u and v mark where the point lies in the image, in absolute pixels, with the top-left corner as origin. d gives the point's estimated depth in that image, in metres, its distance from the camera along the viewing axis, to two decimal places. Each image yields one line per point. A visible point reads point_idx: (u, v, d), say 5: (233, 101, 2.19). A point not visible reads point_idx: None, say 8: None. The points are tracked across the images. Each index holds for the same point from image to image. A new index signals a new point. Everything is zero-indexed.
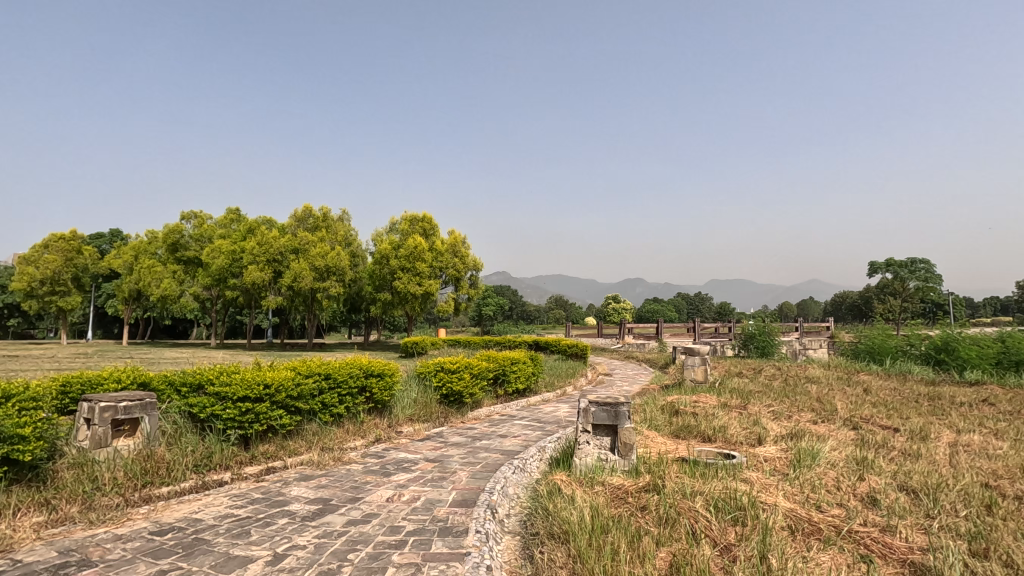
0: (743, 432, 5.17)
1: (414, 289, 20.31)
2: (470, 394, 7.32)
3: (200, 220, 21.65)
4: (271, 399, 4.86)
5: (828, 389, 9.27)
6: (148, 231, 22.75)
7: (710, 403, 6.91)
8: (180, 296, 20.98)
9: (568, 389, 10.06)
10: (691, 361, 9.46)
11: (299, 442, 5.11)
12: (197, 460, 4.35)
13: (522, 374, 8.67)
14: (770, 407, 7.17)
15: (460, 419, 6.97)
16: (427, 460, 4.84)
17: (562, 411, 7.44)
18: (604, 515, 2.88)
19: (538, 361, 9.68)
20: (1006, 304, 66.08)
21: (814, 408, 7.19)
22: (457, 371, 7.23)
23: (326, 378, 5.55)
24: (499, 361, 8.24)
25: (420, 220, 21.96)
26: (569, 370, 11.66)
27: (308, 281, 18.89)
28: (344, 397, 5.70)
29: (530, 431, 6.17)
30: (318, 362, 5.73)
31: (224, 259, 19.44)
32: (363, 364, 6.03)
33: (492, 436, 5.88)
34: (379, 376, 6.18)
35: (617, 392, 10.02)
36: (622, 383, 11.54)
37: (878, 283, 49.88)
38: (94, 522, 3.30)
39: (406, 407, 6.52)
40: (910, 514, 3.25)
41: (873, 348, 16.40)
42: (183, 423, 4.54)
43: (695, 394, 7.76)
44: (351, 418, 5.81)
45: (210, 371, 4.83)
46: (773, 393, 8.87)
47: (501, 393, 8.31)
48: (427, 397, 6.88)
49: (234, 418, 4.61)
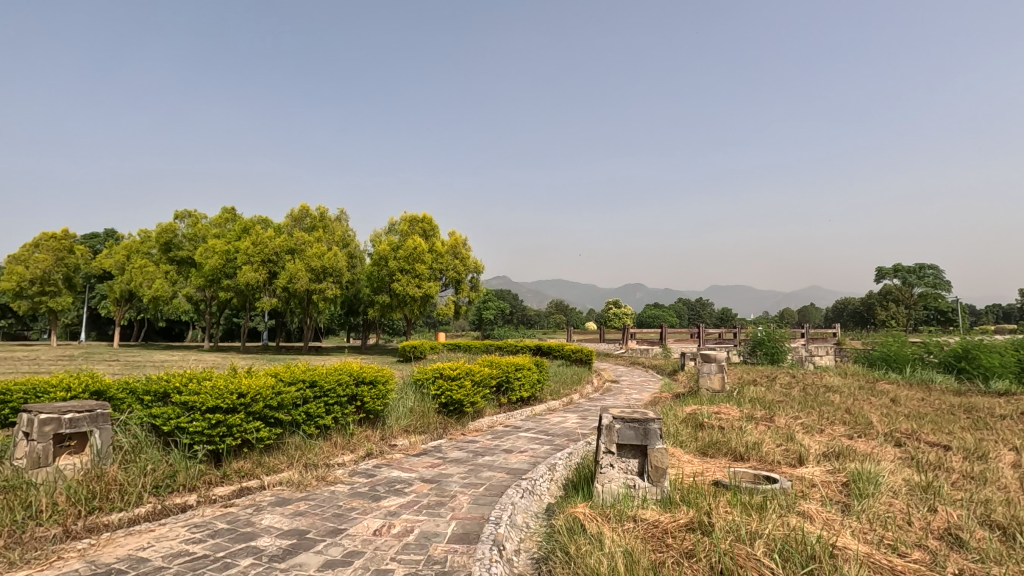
0: (779, 451, 4.59)
1: (413, 291, 19.75)
2: (471, 403, 6.73)
3: (193, 219, 21.10)
4: (247, 410, 4.28)
5: (853, 400, 8.67)
6: (141, 231, 22.22)
7: (734, 415, 6.33)
8: (173, 297, 20.43)
9: (574, 398, 9.50)
10: (707, 367, 8.87)
11: (278, 459, 4.53)
12: (157, 481, 3.77)
13: (527, 381, 8.11)
14: (798, 419, 6.60)
15: (461, 430, 6.39)
16: (423, 481, 4.25)
17: (571, 423, 6.86)
18: (642, 562, 2.30)
19: (543, 367, 9.12)
20: (1010, 311, 65.40)
21: (845, 421, 6.60)
22: (458, 378, 6.65)
23: (312, 386, 4.97)
24: (503, 367, 7.68)
25: (420, 221, 21.44)
26: (574, 377, 11.08)
27: (304, 282, 18.32)
28: (332, 407, 5.13)
29: (538, 445, 5.58)
30: (302, 368, 5.15)
31: (217, 259, 18.90)
32: (353, 370, 5.45)
33: (495, 451, 5.29)
34: (372, 384, 5.60)
35: (626, 401, 9.43)
36: (631, 391, 10.98)
37: (882, 290, 49.18)
38: (15, 562, 2.71)
39: (401, 417, 5.95)
40: (1009, 559, 2.67)
41: (888, 355, 15.79)
42: (145, 437, 3.97)
43: (715, 405, 7.18)
44: (339, 431, 5.24)
45: (176, 378, 4.25)
46: (795, 403, 8.27)
47: (504, 402, 7.74)
48: (425, 406, 6.31)
49: (203, 431, 4.04)
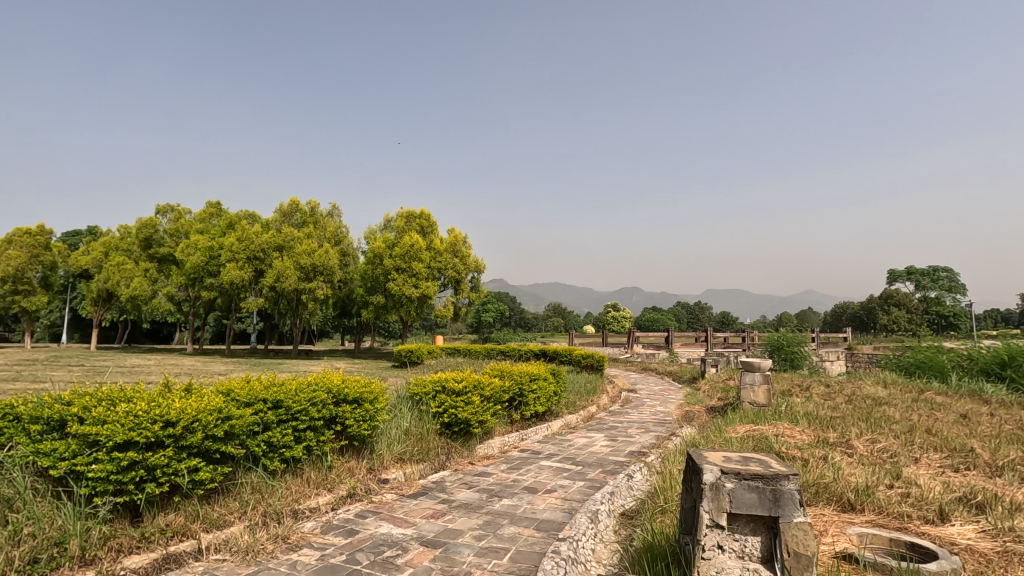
0: (903, 499, 3.43)
1: (409, 291, 18.58)
2: (479, 423, 5.55)
3: (177, 214, 19.86)
4: (178, 444, 3.08)
5: (917, 416, 7.50)
6: (121, 226, 20.97)
7: (804, 440, 5.15)
8: (152, 297, 19.11)
9: (593, 411, 8.34)
10: (749, 379, 7.59)
11: (225, 508, 3.35)
12: (34, 553, 2.58)
13: (543, 394, 6.93)
14: (877, 443, 5.44)
15: (467, 458, 5.22)
16: (423, 545, 3.05)
17: (599, 447, 5.69)
18: None
19: (559, 376, 7.95)
20: (1009, 315, 64.68)
21: (934, 446, 5.42)
22: (463, 394, 5.49)
23: (274, 408, 3.78)
24: (515, 378, 6.51)
25: (417, 217, 20.27)
26: (590, 386, 9.88)
27: (292, 281, 17.12)
28: (305, 433, 3.95)
29: (568, 481, 4.36)
30: (264, 384, 3.97)
31: (199, 256, 17.73)
32: (332, 385, 4.24)
33: (515, 491, 4.09)
34: (356, 403, 4.38)
35: (653, 415, 8.23)
36: (655, 403, 9.80)
37: (884, 293, 48.48)
38: None
39: (394, 442, 4.76)
40: None
41: (921, 363, 14.66)
42: (23, 486, 2.77)
43: (770, 424, 6.03)
44: (312, 465, 4.06)
45: (79, 402, 3.06)
46: (855, 419, 7.08)
47: (517, 419, 6.56)
48: (423, 427, 5.14)
49: (109, 477, 2.83)
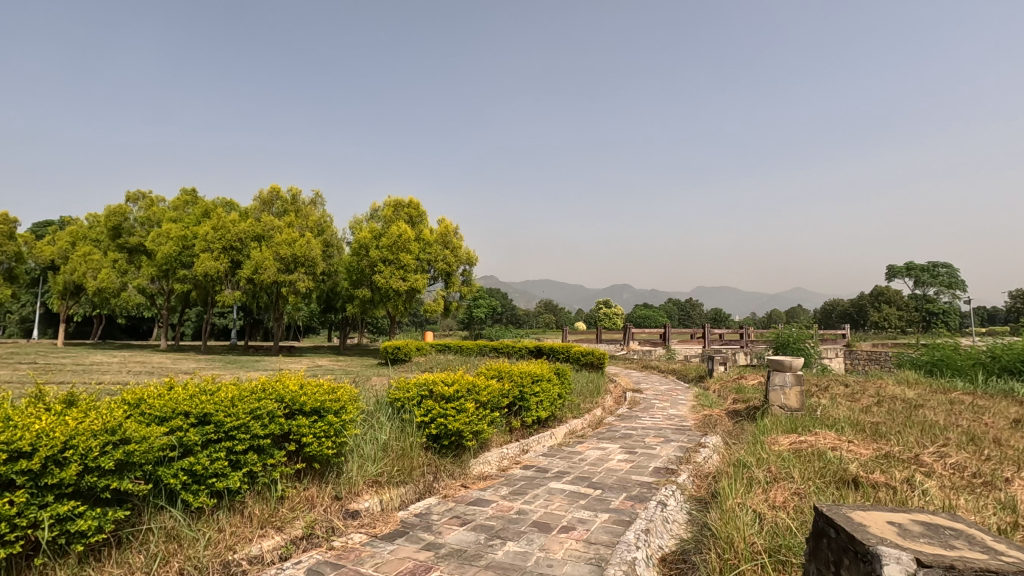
0: None
1: (396, 284, 17.57)
2: (474, 434, 4.61)
3: (148, 201, 18.68)
4: (37, 483, 2.12)
5: (965, 421, 6.65)
6: (90, 214, 19.76)
7: (867, 455, 4.25)
8: (122, 290, 17.94)
9: (599, 415, 7.45)
10: (779, 379, 6.64)
11: (119, 568, 2.39)
12: None
13: (547, 398, 6.00)
14: (951, 458, 4.54)
15: (459, 477, 4.29)
16: None
17: (614, 463, 4.76)
18: None
19: (563, 376, 7.04)
20: (997, 313, 64.97)
21: (1016, 461, 4.54)
22: (453, 399, 4.56)
23: (200, 425, 2.81)
24: (514, 379, 5.58)
25: (406, 207, 19.27)
26: (593, 386, 8.97)
27: (270, 272, 16.08)
28: (245, 456, 2.98)
29: (588, 514, 3.42)
30: (192, 391, 3.01)
31: (171, 246, 16.61)
32: (282, 393, 3.28)
33: (522, 530, 3.14)
34: (317, 415, 3.42)
35: (668, 419, 7.31)
36: (664, 404, 8.91)
37: (875, 290, 48.23)
38: None
39: (369, 460, 3.83)
40: None
41: (938, 361, 13.89)
42: None
43: (815, 434, 5.12)
44: (257, 497, 3.10)
45: None
46: (900, 426, 6.21)
47: (517, 426, 5.64)
48: (406, 441, 4.23)
49: None
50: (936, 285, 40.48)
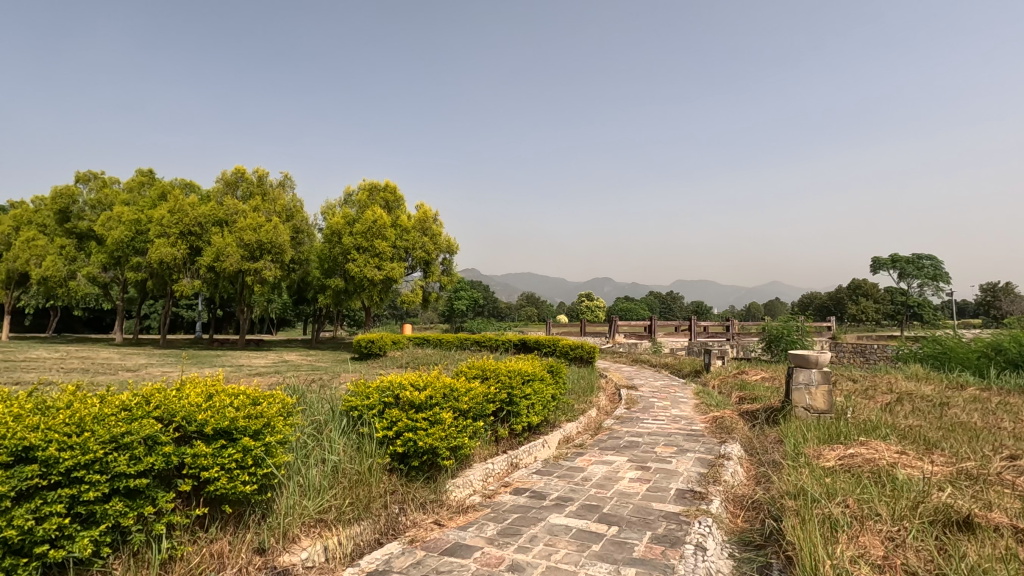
0: None
1: (371, 274, 16.47)
2: (453, 451, 3.65)
3: (100, 182, 17.26)
4: None
5: (1008, 424, 5.88)
6: (35, 197, 18.22)
7: (942, 474, 3.40)
8: (69, 279, 16.48)
9: (596, 418, 6.55)
10: (803, 377, 5.80)
11: None
12: None
13: (540, 401, 5.07)
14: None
15: (432, 507, 3.32)
16: None
17: (625, 484, 3.84)
18: None
19: (556, 375, 6.12)
20: (970, 307, 65.92)
21: None
22: (426, 406, 3.59)
23: (20, 464, 1.81)
24: (501, 379, 4.65)
25: (381, 191, 18.13)
26: (587, 385, 8.07)
27: (233, 260, 14.86)
28: (104, 507, 1.98)
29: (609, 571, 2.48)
30: (21, 409, 1.99)
31: (123, 230, 15.24)
32: (172, 409, 2.27)
33: None
34: (226, 438, 2.42)
35: (674, 422, 6.43)
36: (664, 403, 8.04)
37: (857, 284, 48.27)
38: None
39: (310, 492, 2.86)
40: None
41: (941, 355, 13.25)
42: None
43: (862, 445, 4.25)
44: (131, 563, 2.11)
45: None
46: (944, 430, 5.40)
47: (505, 435, 4.70)
48: (363, 463, 3.27)
49: None
50: (921, 278, 40.46)
